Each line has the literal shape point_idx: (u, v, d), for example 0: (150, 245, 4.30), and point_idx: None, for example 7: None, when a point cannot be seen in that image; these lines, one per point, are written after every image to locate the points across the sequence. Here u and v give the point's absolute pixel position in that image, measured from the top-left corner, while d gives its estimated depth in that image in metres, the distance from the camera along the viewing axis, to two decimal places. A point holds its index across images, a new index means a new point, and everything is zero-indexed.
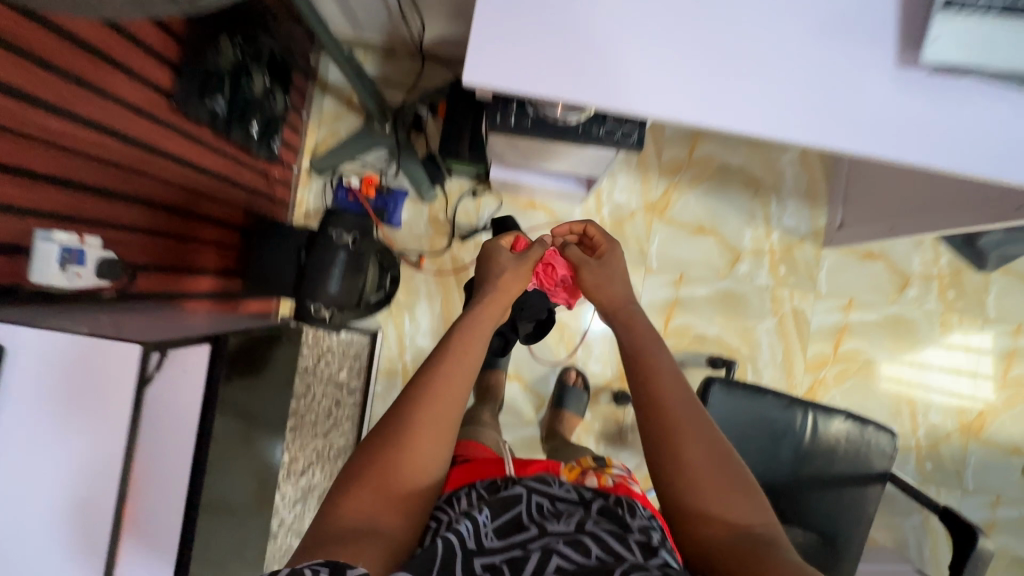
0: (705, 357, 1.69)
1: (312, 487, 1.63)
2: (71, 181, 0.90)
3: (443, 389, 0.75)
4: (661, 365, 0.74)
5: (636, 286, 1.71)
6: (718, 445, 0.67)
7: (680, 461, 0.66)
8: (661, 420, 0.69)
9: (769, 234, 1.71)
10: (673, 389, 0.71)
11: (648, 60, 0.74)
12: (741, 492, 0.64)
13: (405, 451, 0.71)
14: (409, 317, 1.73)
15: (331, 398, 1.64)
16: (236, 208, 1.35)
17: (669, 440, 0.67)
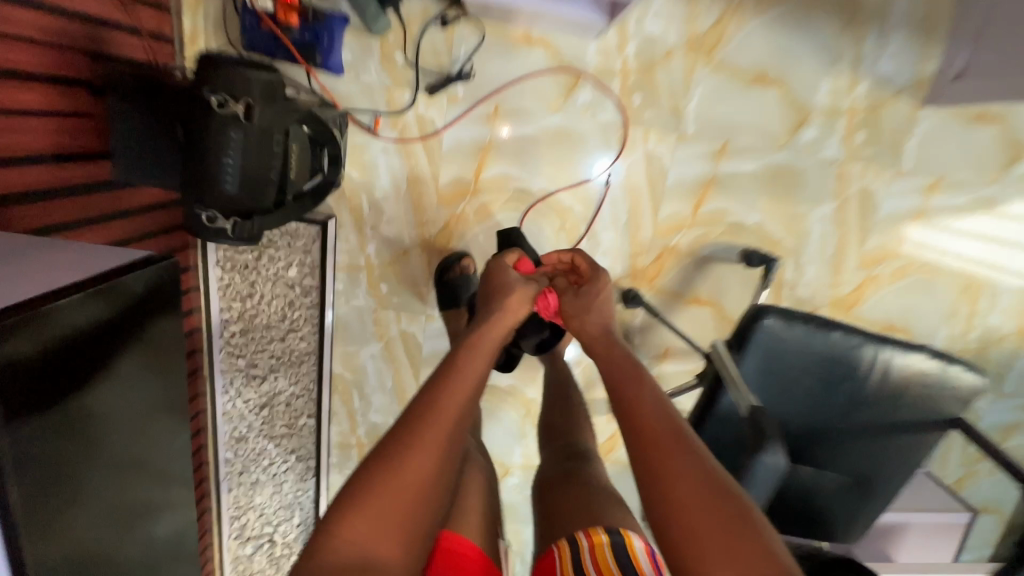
0: (740, 251, 1.36)
1: (277, 391, 1.48)
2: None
3: (451, 411, 0.85)
4: (651, 398, 0.81)
5: (663, 158, 1.30)
6: (718, 485, 0.68)
7: (675, 498, 0.68)
8: (655, 458, 0.72)
9: (854, 85, 1.24)
10: (662, 425, 0.76)
11: None
12: (748, 537, 0.63)
13: (405, 474, 0.77)
14: (369, 201, 1.34)
15: (283, 300, 1.38)
16: (65, 50, 0.86)
17: (662, 479, 0.70)
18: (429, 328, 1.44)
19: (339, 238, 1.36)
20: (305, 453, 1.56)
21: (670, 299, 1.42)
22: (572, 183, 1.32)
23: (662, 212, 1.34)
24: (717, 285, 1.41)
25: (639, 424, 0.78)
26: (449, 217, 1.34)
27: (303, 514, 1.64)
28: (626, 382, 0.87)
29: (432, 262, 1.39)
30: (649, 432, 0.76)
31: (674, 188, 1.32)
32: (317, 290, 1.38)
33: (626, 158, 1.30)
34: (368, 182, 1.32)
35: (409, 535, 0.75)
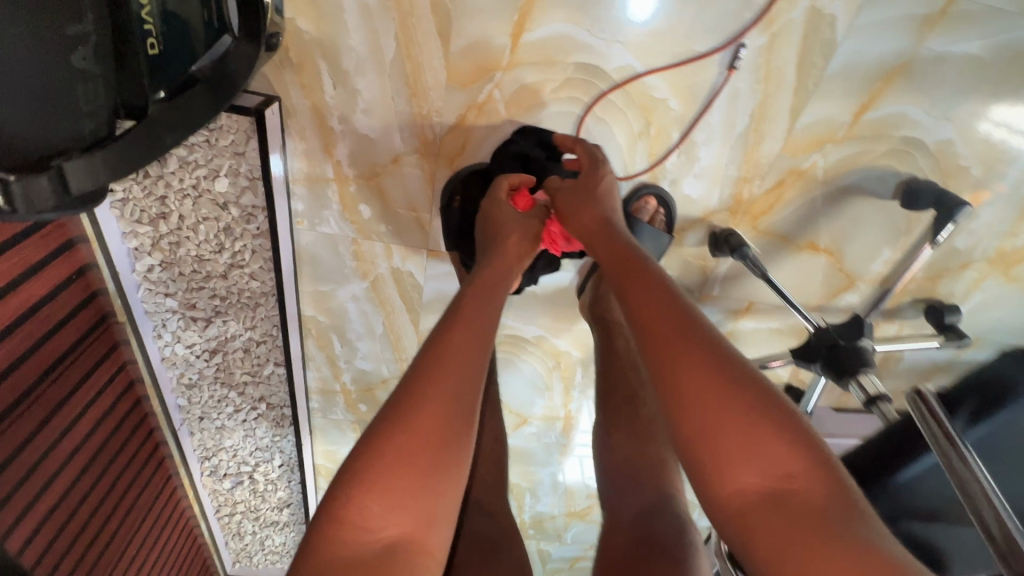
0: (902, 182, 0.91)
1: (229, 337, 1.11)
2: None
3: (461, 331, 0.62)
4: (652, 283, 0.63)
5: (836, 22, 0.76)
6: (742, 374, 0.53)
7: (693, 388, 0.53)
8: (663, 354, 0.57)
9: None
10: (668, 311, 0.59)
11: None
12: (781, 431, 0.50)
13: (417, 411, 0.55)
14: (334, 74, 0.81)
15: (214, 225, 0.93)
16: None
17: (676, 377, 0.55)
18: (431, 267, 1.03)
19: (290, 134, 0.86)
20: (278, 401, 1.26)
21: (775, 242, 1.00)
22: (675, 59, 0.79)
23: (805, 117, 0.84)
24: (847, 227, 0.98)
25: (637, 311, 0.62)
26: (465, 108, 0.84)
27: (284, 457, 1.40)
28: (619, 263, 0.68)
29: (436, 178, 0.90)
30: (650, 319, 0.60)
31: (838, 77, 0.80)
32: (265, 214, 0.92)
33: (774, 20, 0.77)
34: (333, 41, 0.79)
35: (441, 501, 0.54)
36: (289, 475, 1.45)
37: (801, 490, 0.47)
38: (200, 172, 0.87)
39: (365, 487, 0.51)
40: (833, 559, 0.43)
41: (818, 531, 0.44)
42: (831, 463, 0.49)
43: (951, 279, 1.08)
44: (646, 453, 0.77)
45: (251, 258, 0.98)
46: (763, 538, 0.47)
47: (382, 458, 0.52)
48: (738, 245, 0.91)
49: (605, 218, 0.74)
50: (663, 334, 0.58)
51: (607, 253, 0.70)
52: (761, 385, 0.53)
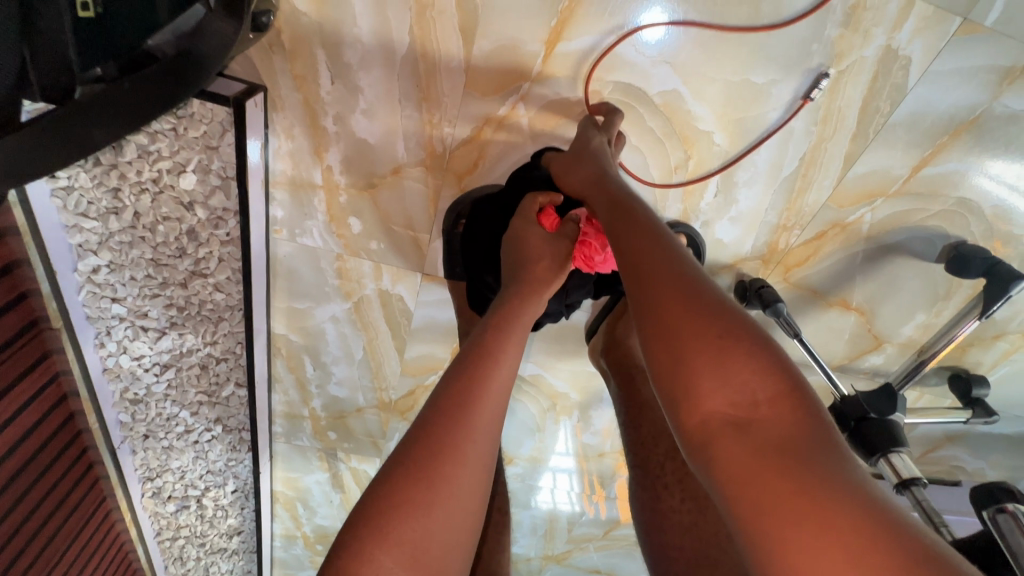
0: (950, 246, 0.83)
1: (185, 351, 0.97)
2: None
3: (488, 335, 0.56)
4: (631, 211, 0.56)
5: (909, 65, 0.68)
6: (712, 298, 0.46)
7: (658, 314, 0.47)
8: (635, 276, 0.50)
9: None
10: (643, 237, 0.52)
11: None
12: (756, 356, 0.43)
13: (429, 417, 0.48)
14: (334, 67, 0.69)
15: (177, 226, 0.80)
16: None
17: (647, 299, 0.48)
18: (424, 292, 0.91)
19: (274, 130, 0.74)
20: (236, 424, 1.12)
21: (806, 297, 0.91)
22: (727, 89, 0.71)
23: (859, 166, 0.76)
24: (884, 288, 0.90)
25: (614, 236, 0.55)
26: (483, 120, 0.73)
27: (239, 483, 1.25)
28: (601, 202, 0.60)
29: (440, 196, 0.79)
30: (622, 244, 0.54)
31: (902, 126, 0.72)
32: (236, 219, 0.79)
33: (842, 57, 0.68)
34: (335, 28, 0.67)
35: (463, 544, 0.45)
36: (243, 502, 1.31)
37: (769, 420, 0.41)
38: (164, 167, 0.74)
39: (374, 538, 0.41)
40: (799, 494, 0.36)
41: (787, 464, 0.38)
42: (810, 397, 0.42)
43: (981, 349, 1.00)
44: (706, 522, 0.66)
45: (214, 265, 0.85)
46: (729, 474, 0.40)
47: (390, 490, 0.44)
48: (772, 301, 0.80)
49: (600, 166, 0.64)
50: (634, 257, 0.51)
51: (591, 188, 0.63)
52: (735, 309, 0.46)
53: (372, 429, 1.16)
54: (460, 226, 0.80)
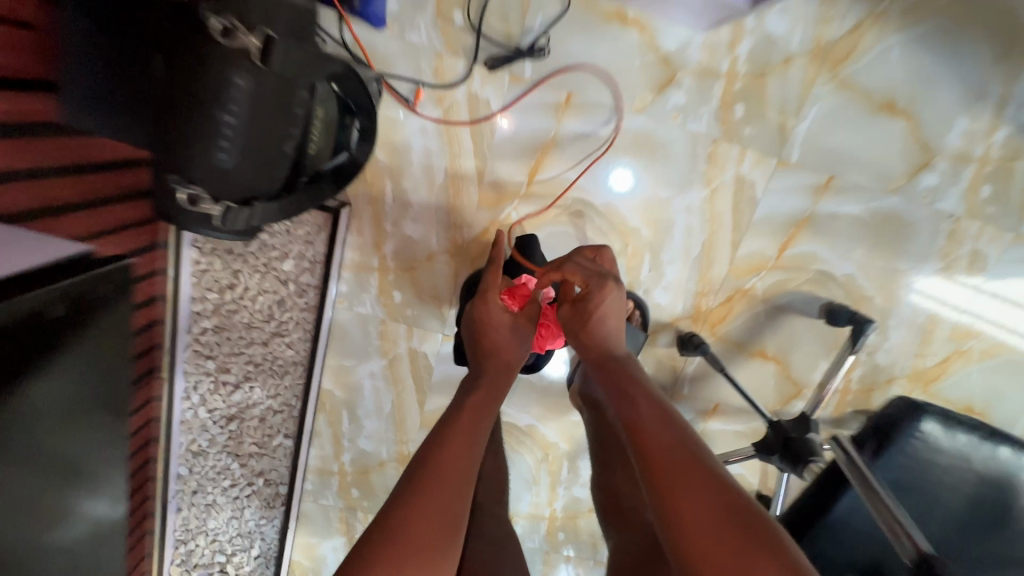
0: (822, 305, 1.16)
1: (251, 403, 1.22)
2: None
3: (460, 456, 0.67)
4: (642, 409, 0.70)
5: (756, 185, 1.08)
6: (730, 500, 0.58)
7: (686, 511, 0.58)
8: (663, 484, 0.61)
9: (992, 129, 1.03)
10: (670, 440, 0.65)
11: None
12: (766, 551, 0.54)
13: (432, 519, 0.60)
14: (394, 191, 1.09)
15: (271, 297, 1.12)
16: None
17: (676, 503, 0.59)
18: (444, 349, 1.21)
19: (349, 232, 1.11)
20: (276, 477, 1.31)
21: (732, 348, 1.21)
22: (647, 201, 1.10)
23: (742, 249, 1.12)
24: (788, 340, 1.20)
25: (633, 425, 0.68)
26: (489, 223, 1.11)
27: (263, 546, 1.38)
28: (619, 393, 0.75)
29: (459, 275, 1.14)
30: (653, 444, 0.65)
31: (762, 222, 1.10)
32: (316, 291, 1.13)
33: (712, 181, 1.08)
34: (398, 168, 1.07)
35: None
36: (263, 569, 1.41)
37: None
38: (273, 254, 1.09)
39: None
40: None
41: None
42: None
43: (882, 393, 1.26)
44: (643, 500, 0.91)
45: (296, 326, 1.16)
46: None
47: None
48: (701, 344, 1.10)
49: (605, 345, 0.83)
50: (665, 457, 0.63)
51: (599, 371, 0.80)
52: (746, 509, 0.58)
53: (391, 483, 1.35)
54: None
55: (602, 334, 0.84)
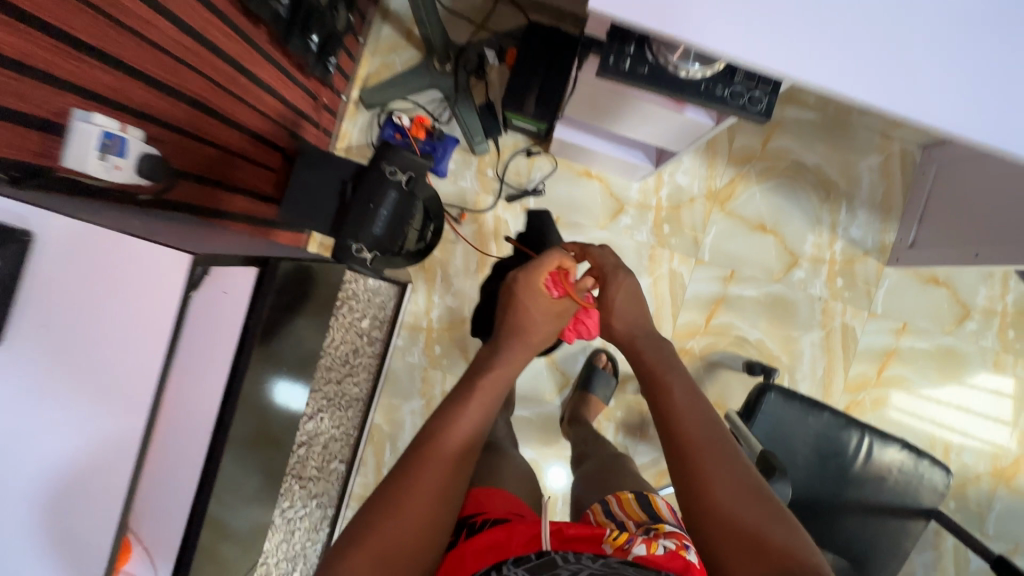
0: (743, 361, 1.60)
1: (318, 432, 1.55)
2: (21, 14, 0.58)
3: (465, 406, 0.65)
4: (671, 395, 0.65)
5: (684, 276, 1.61)
6: (757, 491, 0.56)
7: (713, 496, 0.55)
8: (683, 465, 0.58)
9: (833, 242, 1.60)
10: (701, 423, 0.61)
11: (790, 38, 0.66)
12: (788, 536, 0.52)
13: (439, 507, 0.58)
14: (442, 274, 1.64)
15: (350, 346, 1.55)
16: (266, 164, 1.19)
17: (701, 490, 0.56)
18: None
19: (409, 302, 1.62)
20: (326, 500, 1.60)
21: None
22: None
23: (681, 318, 1.61)
24: (723, 389, 1.62)
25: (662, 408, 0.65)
26: None
27: (303, 569, 1.59)
28: (644, 373, 0.70)
29: None
30: (685, 429, 0.61)
31: (691, 301, 1.61)
32: (382, 343, 1.59)
33: (655, 271, 1.61)
34: (446, 260, 1.63)
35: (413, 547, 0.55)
36: None
37: None
38: (355, 314, 1.55)
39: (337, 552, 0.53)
40: None
41: None
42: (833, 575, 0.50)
43: None
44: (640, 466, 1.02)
45: (366, 370, 1.57)
46: None
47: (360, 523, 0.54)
48: None
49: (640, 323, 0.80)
50: (694, 446, 0.59)
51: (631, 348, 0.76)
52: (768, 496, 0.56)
53: None
54: None
55: (628, 319, 0.79)
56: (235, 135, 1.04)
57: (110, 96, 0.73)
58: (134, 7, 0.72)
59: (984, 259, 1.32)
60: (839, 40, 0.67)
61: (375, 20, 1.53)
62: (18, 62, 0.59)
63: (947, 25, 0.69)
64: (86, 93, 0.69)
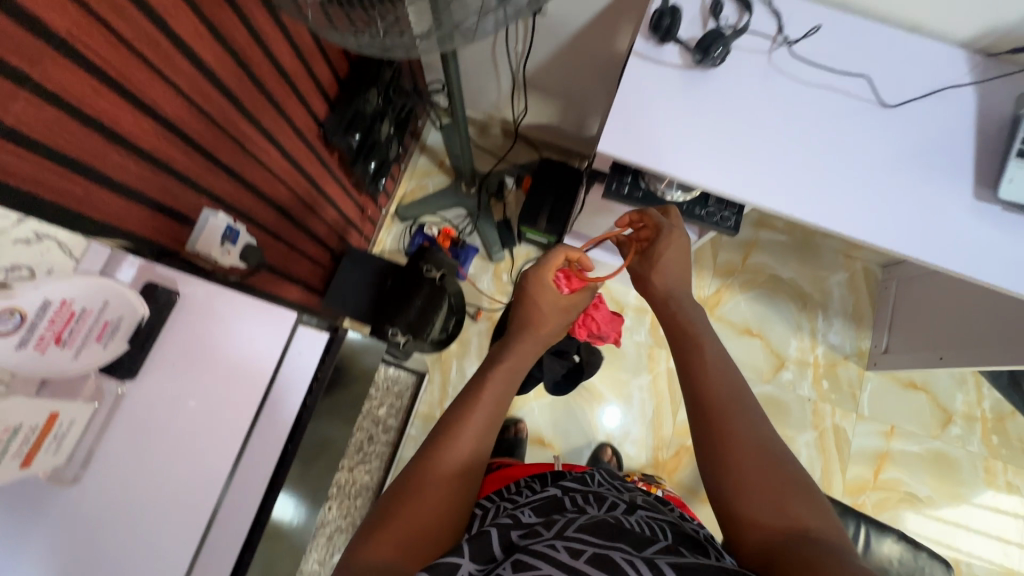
0: None
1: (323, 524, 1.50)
2: (191, 141, 0.81)
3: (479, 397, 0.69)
4: (703, 355, 0.68)
5: None
6: (771, 441, 0.59)
7: (730, 442, 0.59)
8: (707, 413, 0.62)
9: (815, 347, 1.76)
10: (721, 375, 0.65)
11: (749, 173, 0.88)
12: (795, 482, 0.55)
13: (455, 495, 0.60)
14: (457, 365, 1.77)
15: (367, 433, 1.59)
16: (317, 262, 1.38)
17: (718, 434, 0.60)
18: None
19: (425, 392, 1.73)
20: None
21: (687, 494, 1.66)
22: (614, 380, 1.74)
23: (681, 413, 1.72)
24: None
25: (684, 360, 0.70)
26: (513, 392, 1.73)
27: None
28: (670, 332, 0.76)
29: None
30: (704, 379, 0.65)
31: None
32: (395, 432, 1.66)
33: (654, 368, 1.75)
34: (462, 353, 1.77)
35: (440, 520, 0.57)
36: None
37: (807, 526, 0.51)
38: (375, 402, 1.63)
39: (370, 531, 0.55)
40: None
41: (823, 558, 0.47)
42: (837, 525, 0.52)
43: None
44: None
45: (380, 458, 1.60)
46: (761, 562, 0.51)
47: (392, 499, 0.58)
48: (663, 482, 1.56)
49: (669, 290, 0.82)
50: (712, 396, 0.63)
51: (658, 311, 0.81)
52: (780, 446, 0.59)
53: None
54: (506, 437, 1.63)
55: (667, 280, 0.83)
56: (299, 233, 1.24)
57: (225, 200, 0.93)
58: (256, 139, 0.96)
59: (948, 361, 1.47)
60: (786, 176, 0.88)
61: (414, 151, 1.85)
62: (178, 173, 0.80)
63: (881, 170, 0.89)
64: (211, 195, 0.89)
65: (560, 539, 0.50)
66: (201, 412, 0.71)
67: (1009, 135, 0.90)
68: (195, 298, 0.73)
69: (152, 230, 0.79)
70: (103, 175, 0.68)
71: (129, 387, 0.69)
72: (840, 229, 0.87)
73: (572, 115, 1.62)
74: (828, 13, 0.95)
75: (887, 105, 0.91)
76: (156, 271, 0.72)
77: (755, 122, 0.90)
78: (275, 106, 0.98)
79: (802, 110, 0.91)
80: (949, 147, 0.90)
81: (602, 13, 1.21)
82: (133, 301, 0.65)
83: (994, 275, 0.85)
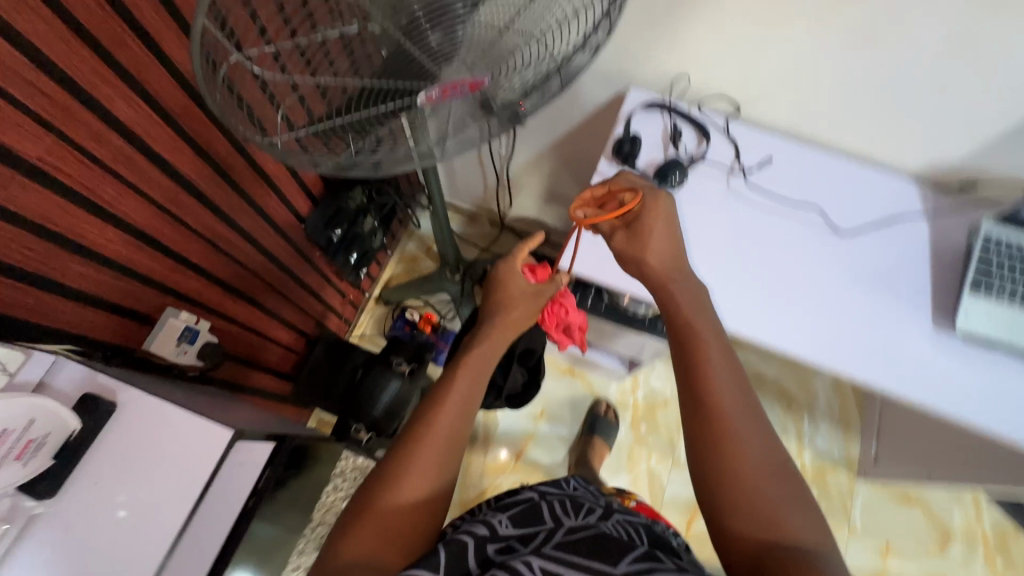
0: None
1: None
2: (159, 245, 0.83)
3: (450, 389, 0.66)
4: (705, 350, 0.65)
5: (662, 476, 1.67)
6: (769, 444, 0.59)
7: (731, 445, 0.58)
8: (710, 414, 0.60)
9: (801, 452, 1.69)
10: (724, 374, 0.63)
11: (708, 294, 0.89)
12: (789, 488, 0.56)
13: (433, 492, 0.59)
14: None
15: None
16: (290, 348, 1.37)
17: (720, 437, 0.59)
18: None
19: None
20: None
21: None
22: None
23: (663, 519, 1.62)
24: None
25: (681, 350, 0.67)
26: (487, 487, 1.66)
27: None
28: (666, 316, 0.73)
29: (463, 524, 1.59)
30: (703, 377, 0.63)
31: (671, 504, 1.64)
32: None
33: (634, 467, 1.68)
34: None
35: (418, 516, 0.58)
36: None
37: (798, 534, 0.53)
38: None
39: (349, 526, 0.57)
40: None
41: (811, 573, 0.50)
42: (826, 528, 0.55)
43: None
44: None
45: None
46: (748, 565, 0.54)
47: (369, 499, 0.58)
48: None
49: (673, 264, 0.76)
50: (713, 395, 0.61)
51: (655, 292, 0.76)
52: (777, 450, 0.59)
53: None
54: None
55: (664, 256, 0.76)
56: (271, 323, 1.24)
57: (193, 297, 0.94)
58: (231, 238, 0.99)
59: (936, 480, 1.40)
60: (745, 297, 0.89)
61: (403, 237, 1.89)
62: (143, 274, 0.82)
63: (839, 295, 0.90)
64: (176, 294, 0.90)
65: (538, 557, 0.49)
66: (122, 533, 0.67)
67: (963, 266, 0.91)
68: (135, 407, 0.72)
69: (106, 332, 0.79)
70: (58, 284, 0.69)
71: (49, 506, 0.65)
72: (800, 354, 0.86)
73: (554, 212, 1.67)
74: (784, 144, 1.01)
75: (842, 232, 0.94)
76: (96, 379, 0.71)
77: (714, 243, 0.93)
78: (254, 207, 1.02)
79: (760, 234, 0.94)
80: (905, 275, 0.91)
81: (578, 130, 1.29)
82: (62, 415, 0.64)
83: (961, 410, 0.83)
